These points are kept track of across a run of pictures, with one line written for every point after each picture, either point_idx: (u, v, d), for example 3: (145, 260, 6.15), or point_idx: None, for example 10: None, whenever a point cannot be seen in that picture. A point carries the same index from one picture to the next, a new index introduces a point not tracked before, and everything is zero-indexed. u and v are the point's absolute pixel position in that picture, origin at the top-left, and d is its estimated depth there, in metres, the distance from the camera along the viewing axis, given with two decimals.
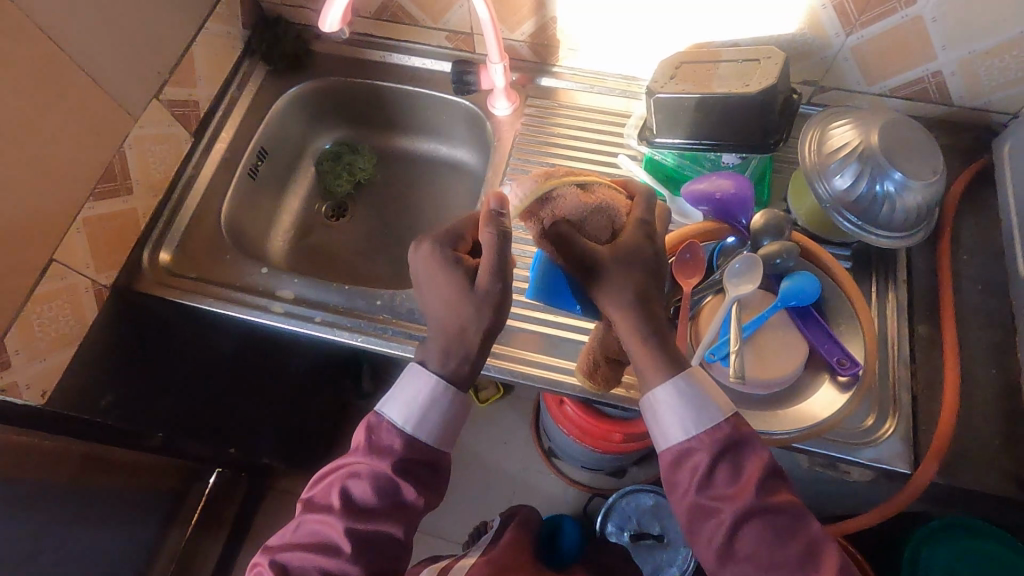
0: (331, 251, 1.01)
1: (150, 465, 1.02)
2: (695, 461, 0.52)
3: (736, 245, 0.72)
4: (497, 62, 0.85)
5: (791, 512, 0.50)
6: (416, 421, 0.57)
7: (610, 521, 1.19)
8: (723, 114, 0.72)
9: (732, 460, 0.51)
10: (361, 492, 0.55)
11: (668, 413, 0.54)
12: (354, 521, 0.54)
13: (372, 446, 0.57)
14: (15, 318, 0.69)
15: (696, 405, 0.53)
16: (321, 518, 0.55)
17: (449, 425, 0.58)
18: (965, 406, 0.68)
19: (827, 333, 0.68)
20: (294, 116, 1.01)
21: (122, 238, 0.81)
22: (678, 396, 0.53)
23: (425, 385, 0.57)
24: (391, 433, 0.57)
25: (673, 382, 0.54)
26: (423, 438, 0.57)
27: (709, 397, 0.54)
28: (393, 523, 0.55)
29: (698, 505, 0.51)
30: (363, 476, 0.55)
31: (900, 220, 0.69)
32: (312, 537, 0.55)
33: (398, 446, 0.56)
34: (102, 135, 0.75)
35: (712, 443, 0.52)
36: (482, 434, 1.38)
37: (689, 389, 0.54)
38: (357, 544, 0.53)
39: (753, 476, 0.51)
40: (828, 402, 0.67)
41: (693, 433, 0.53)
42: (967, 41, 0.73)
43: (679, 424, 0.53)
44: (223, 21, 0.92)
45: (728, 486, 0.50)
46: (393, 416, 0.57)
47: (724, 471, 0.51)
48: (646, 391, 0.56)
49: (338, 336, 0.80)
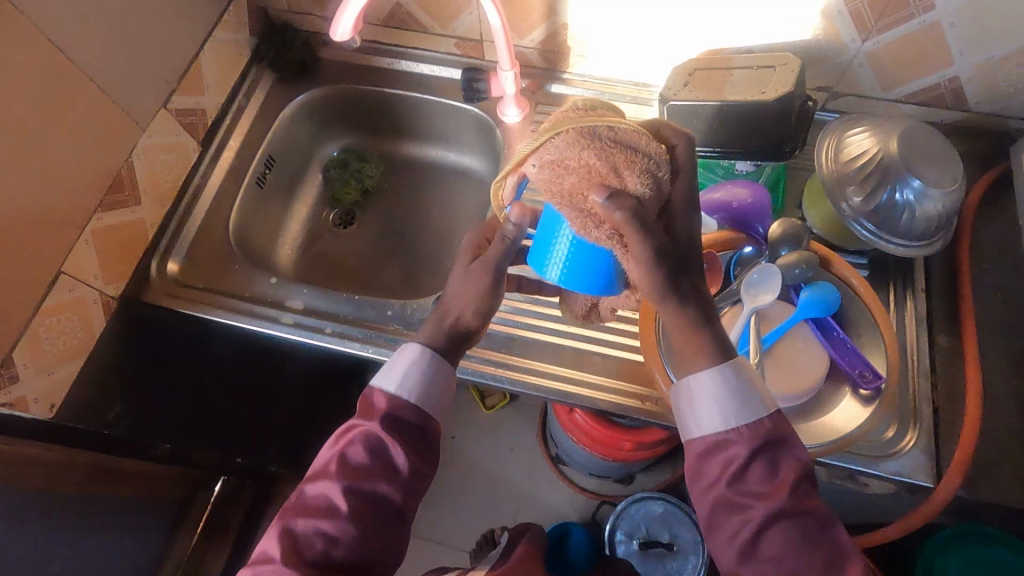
0: (340, 259, 1.00)
1: (156, 476, 1.01)
2: (731, 453, 0.51)
3: (754, 254, 0.71)
4: (508, 69, 0.82)
5: (823, 520, 0.49)
6: (399, 380, 0.57)
7: (620, 528, 1.18)
8: (737, 121, 0.71)
9: (770, 458, 0.50)
10: (356, 453, 0.54)
11: (707, 401, 0.53)
12: (350, 480, 0.53)
13: (364, 413, 0.57)
14: (23, 333, 0.68)
15: (740, 397, 0.53)
16: (318, 483, 0.54)
17: (437, 379, 0.58)
18: (988, 417, 0.67)
19: (849, 345, 0.67)
20: (303, 123, 1.01)
21: (130, 249, 0.80)
22: (722, 386, 0.53)
23: (406, 349, 0.59)
24: (384, 400, 0.56)
25: (716, 370, 0.54)
26: (409, 396, 0.56)
27: (754, 391, 0.53)
28: (388, 486, 0.53)
29: (726, 498, 0.50)
30: (358, 440, 0.54)
31: (921, 228, 0.68)
32: (310, 502, 0.53)
33: (388, 409, 0.56)
34: (111, 146, 0.75)
35: (752, 438, 0.51)
36: (490, 442, 1.36)
37: (733, 381, 0.53)
38: (354, 504, 0.52)
39: (790, 478, 0.50)
40: (851, 415, 0.65)
41: (732, 424, 0.52)
42: (985, 46, 0.72)
43: (719, 412, 0.52)
44: (231, 29, 0.91)
45: (762, 484, 0.49)
46: (381, 382, 0.57)
47: (760, 467, 0.50)
48: (688, 376, 0.55)
49: (349, 347, 0.79)
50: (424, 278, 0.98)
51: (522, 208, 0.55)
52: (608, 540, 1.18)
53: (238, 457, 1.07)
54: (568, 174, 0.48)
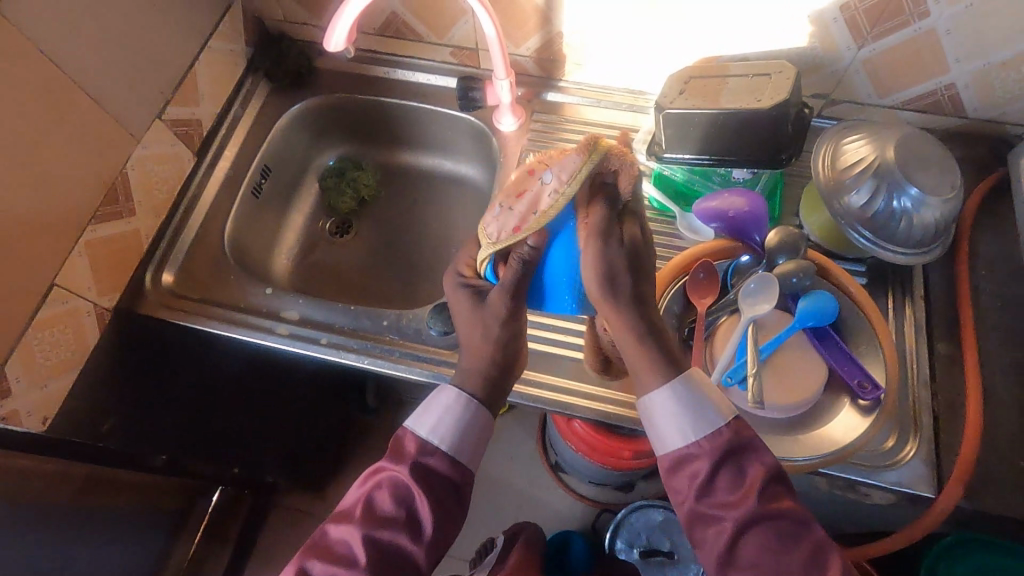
0: (336, 268, 1.00)
1: (158, 484, 0.98)
2: (697, 466, 0.53)
3: (751, 263, 0.71)
4: (503, 77, 0.82)
5: (795, 520, 0.50)
6: (432, 427, 0.59)
7: (620, 537, 1.17)
8: (734, 129, 0.71)
9: (733, 467, 0.52)
10: (383, 500, 0.56)
11: (665, 416, 0.55)
12: (372, 529, 0.55)
13: (394, 458, 0.58)
14: (15, 346, 0.67)
15: (696, 409, 0.54)
16: (341, 528, 0.56)
17: (468, 430, 0.59)
18: (990, 427, 0.66)
19: (847, 353, 0.66)
20: (298, 133, 1.00)
21: (124, 261, 0.80)
22: (675, 400, 0.55)
23: (442, 396, 0.61)
24: (416, 445, 0.58)
25: (671, 385, 0.56)
26: (441, 446, 0.58)
27: (708, 401, 0.55)
28: (410, 538, 0.55)
29: (699, 512, 0.52)
30: (384, 485, 0.56)
31: (918, 236, 0.68)
32: (333, 547, 0.55)
33: (418, 457, 0.58)
34: (105, 158, 0.74)
35: (713, 449, 0.53)
36: (490, 451, 1.36)
37: (687, 392, 0.55)
38: (373, 554, 0.54)
39: (755, 483, 0.51)
40: (849, 427, 0.65)
41: (693, 439, 0.54)
42: (982, 53, 0.71)
43: (677, 428, 0.54)
44: (226, 39, 0.91)
45: (729, 493, 0.51)
46: (414, 426, 0.60)
47: (725, 475, 0.52)
48: (643, 395, 0.57)
49: (344, 358, 0.79)
50: (421, 287, 0.98)
51: (541, 232, 0.57)
52: (608, 548, 1.17)
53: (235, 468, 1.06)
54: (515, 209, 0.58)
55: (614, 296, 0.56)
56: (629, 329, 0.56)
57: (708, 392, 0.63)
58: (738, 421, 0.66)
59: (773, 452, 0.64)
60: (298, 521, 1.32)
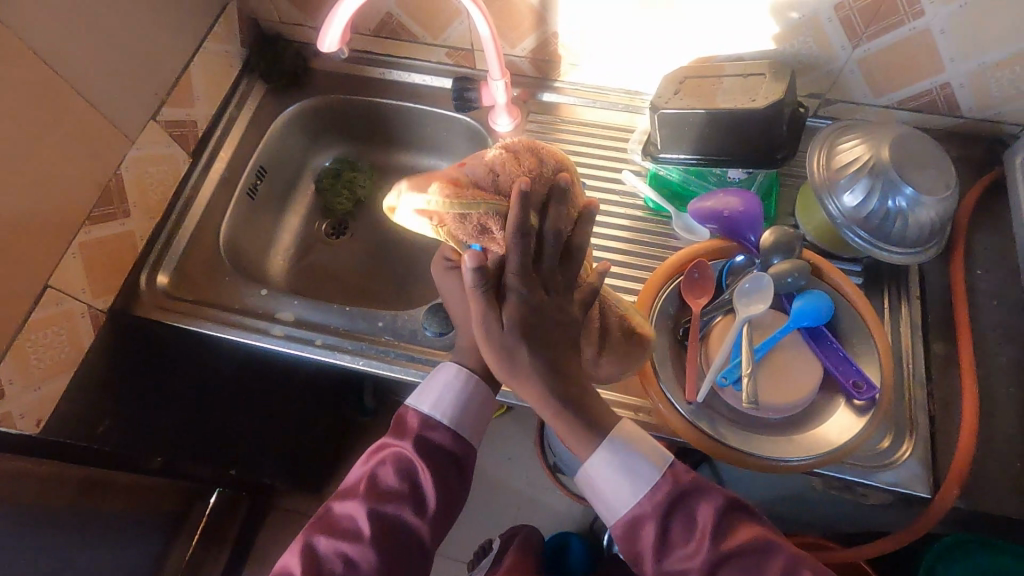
0: (332, 269, 0.99)
1: (152, 486, 0.97)
2: (648, 527, 0.55)
3: (745, 263, 0.70)
4: (498, 78, 0.82)
5: (752, 550, 0.53)
6: (434, 402, 0.59)
7: (618, 538, 1.16)
8: (728, 129, 0.70)
9: (682, 517, 0.55)
10: (387, 474, 0.57)
11: (604, 482, 0.56)
12: (376, 504, 0.55)
13: (398, 433, 0.59)
14: (9, 347, 0.67)
15: (630, 472, 0.56)
16: (345, 503, 0.57)
17: (470, 406, 0.59)
18: (986, 426, 0.66)
19: (842, 353, 0.66)
20: (293, 135, 1.00)
21: (119, 262, 0.80)
22: (608, 466, 0.56)
23: (444, 372, 0.60)
24: (419, 421, 0.59)
25: (600, 452, 0.56)
26: (443, 421, 0.58)
27: (639, 460, 0.56)
28: (413, 511, 0.56)
29: (665, 567, 0.55)
30: (388, 460, 0.57)
31: (913, 236, 0.67)
32: (337, 520, 0.56)
33: (421, 431, 0.58)
34: (99, 159, 0.74)
35: (656, 506, 0.55)
36: (488, 452, 1.35)
37: (615, 456, 0.56)
38: (377, 527, 0.55)
39: (706, 528, 0.54)
40: (844, 427, 0.64)
41: (635, 501, 0.56)
42: (976, 52, 0.71)
43: (619, 494, 0.56)
44: (221, 41, 0.91)
45: (685, 544, 0.54)
46: (416, 402, 0.60)
47: (677, 530, 0.55)
48: (580, 461, 0.58)
49: (339, 359, 0.79)
50: (417, 288, 0.98)
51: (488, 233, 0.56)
52: (607, 550, 1.16)
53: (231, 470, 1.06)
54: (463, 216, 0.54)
55: (515, 370, 0.55)
56: (538, 398, 0.55)
57: (702, 392, 0.63)
58: (734, 421, 0.65)
59: (767, 453, 0.63)
60: (296, 523, 1.31)
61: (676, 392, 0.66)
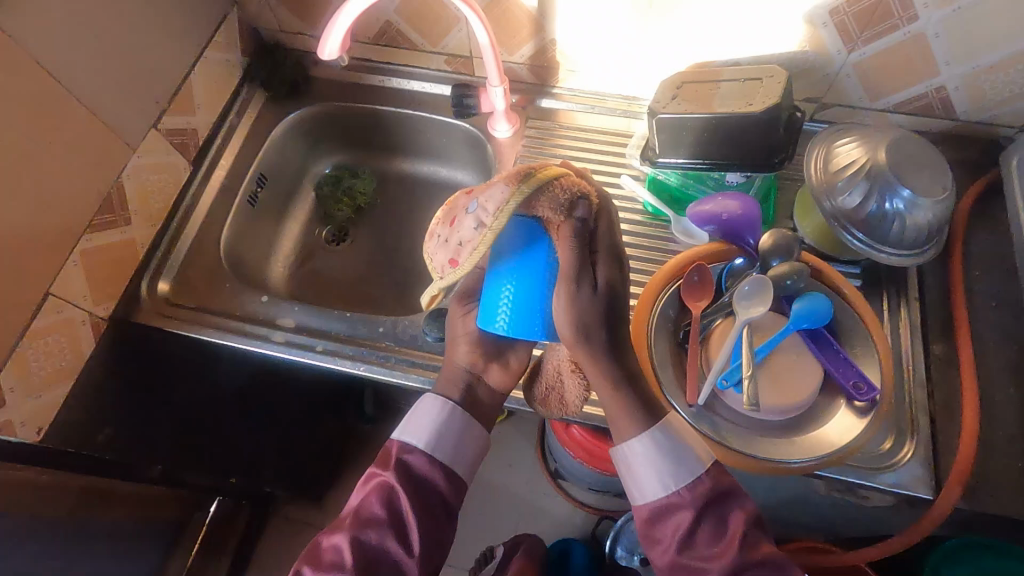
0: (333, 276, 1.00)
1: (152, 497, 0.97)
2: (678, 518, 0.55)
3: (745, 266, 0.70)
4: (497, 85, 0.83)
5: (774, 567, 0.52)
6: (410, 431, 0.62)
7: (620, 544, 1.14)
8: (727, 133, 0.71)
9: (715, 517, 0.54)
10: (367, 504, 0.58)
11: (646, 467, 0.57)
12: (358, 533, 0.57)
13: (379, 465, 0.61)
14: (10, 355, 0.67)
15: (676, 459, 0.56)
16: (330, 536, 0.58)
17: (445, 431, 0.62)
18: (986, 427, 0.66)
19: (842, 355, 0.66)
20: (293, 142, 1.01)
21: (120, 269, 0.80)
22: (656, 451, 0.57)
23: (419, 402, 0.64)
24: (399, 449, 0.61)
25: (650, 438, 0.57)
26: (418, 447, 0.61)
27: (687, 449, 0.57)
28: (393, 537, 0.56)
29: (680, 564, 0.54)
30: (368, 490, 0.59)
31: (911, 238, 0.68)
32: (324, 553, 0.57)
33: (400, 458, 0.61)
34: (101, 167, 0.75)
35: (693, 498, 0.55)
36: (489, 458, 1.35)
37: (666, 441, 0.57)
38: (360, 556, 0.55)
39: (736, 531, 0.53)
40: (845, 429, 0.64)
41: (674, 489, 0.56)
42: (970, 55, 0.72)
43: (656, 481, 0.56)
44: (221, 49, 0.92)
45: (711, 545, 0.53)
46: (399, 433, 0.62)
47: (706, 529, 0.54)
48: (623, 444, 0.59)
49: (339, 364, 0.79)
50: (417, 293, 0.98)
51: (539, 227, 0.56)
52: (608, 556, 1.15)
53: (231, 480, 1.06)
54: (452, 239, 0.56)
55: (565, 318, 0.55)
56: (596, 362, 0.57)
57: (701, 394, 0.63)
58: (734, 424, 0.66)
59: (768, 455, 0.64)
60: (296, 530, 1.31)
61: (677, 395, 0.67)
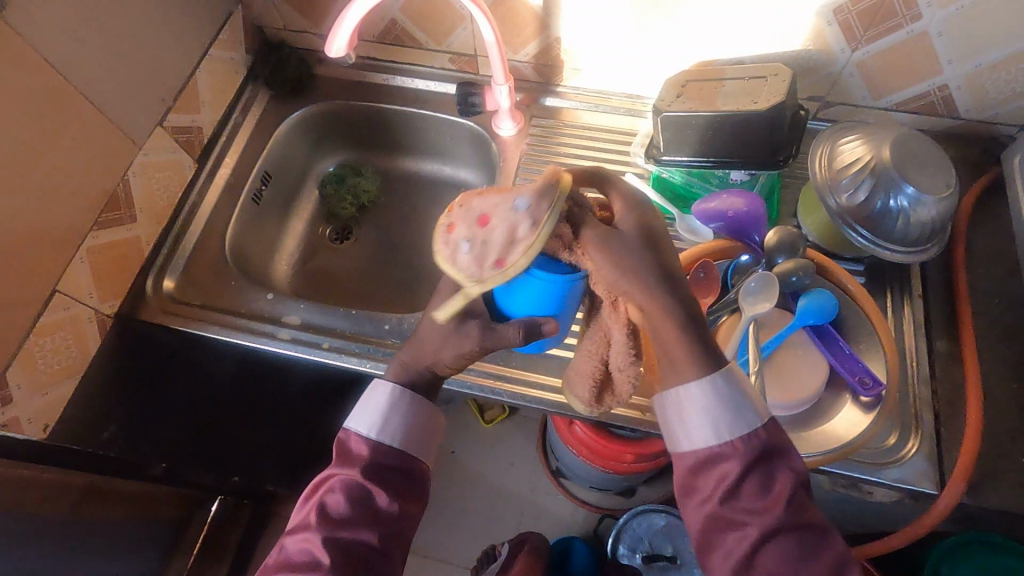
0: (338, 274, 1.00)
1: (153, 494, 0.97)
2: (725, 468, 0.50)
3: (750, 262, 0.71)
4: (502, 83, 0.83)
5: (817, 531, 0.49)
6: (380, 426, 0.56)
7: (621, 543, 1.15)
8: (732, 131, 0.71)
9: (765, 473, 0.49)
10: (337, 503, 0.53)
11: (697, 413, 0.51)
12: (331, 534, 0.52)
13: (344, 460, 0.56)
14: (16, 353, 0.68)
15: (735, 408, 0.51)
16: (299, 538, 0.54)
17: (416, 422, 0.57)
18: (989, 422, 0.67)
19: (848, 352, 0.67)
20: (297, 140, 1.01)
21: (125, 266, 0.80)
22: (714, 397, 0.51)
23: (384, 392, 0.58)
24: (354, 441, 0.57)
25: (709, 382, 0.51)
26: (389, 441, 0.56)
27: (747, 400, 0.52)
28: (369, 535, 0.53)
29: (719, 517, 0.49)
30: (336, 489, 0.54)
31: (914, 234, 0.68)
32: (293, 556, 0.53)
33: (367, 452, 0.56)
34: (108, 166, 0.75)
35: (747, 450, 0.50)
36: (492, 457, 1.35)
37: (728, 388, 0.51)
38: (335, 557, 0.51)
39: (785, 491, 0.48)
40: (852, 423, 0.65)
41: (726, 438, 0.50)
42: (973, 54, 0.72)
43: (706, 429, 0.51)
44: (226, 48, 0.92)
45: (757, 501, 0.48)
46: (357, 427, 0.57)
47: (753, 482, 0.49)
48: (674, 385, 0.53)
49: (345, 361, 0.79)
50: (422, 291, 0.98)
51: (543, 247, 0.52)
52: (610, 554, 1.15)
53: (233, 478, 1.07)
54: (483, 241, 0.50)
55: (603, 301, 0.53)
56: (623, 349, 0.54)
57: None
58: None
59: None
60: None
61: None
